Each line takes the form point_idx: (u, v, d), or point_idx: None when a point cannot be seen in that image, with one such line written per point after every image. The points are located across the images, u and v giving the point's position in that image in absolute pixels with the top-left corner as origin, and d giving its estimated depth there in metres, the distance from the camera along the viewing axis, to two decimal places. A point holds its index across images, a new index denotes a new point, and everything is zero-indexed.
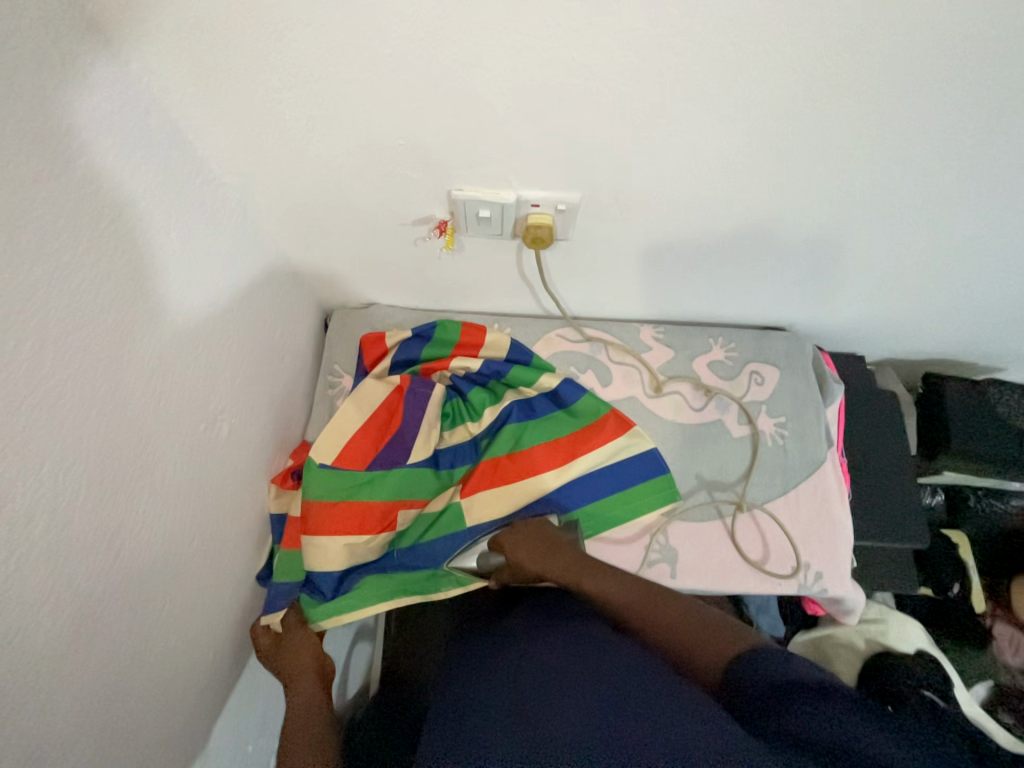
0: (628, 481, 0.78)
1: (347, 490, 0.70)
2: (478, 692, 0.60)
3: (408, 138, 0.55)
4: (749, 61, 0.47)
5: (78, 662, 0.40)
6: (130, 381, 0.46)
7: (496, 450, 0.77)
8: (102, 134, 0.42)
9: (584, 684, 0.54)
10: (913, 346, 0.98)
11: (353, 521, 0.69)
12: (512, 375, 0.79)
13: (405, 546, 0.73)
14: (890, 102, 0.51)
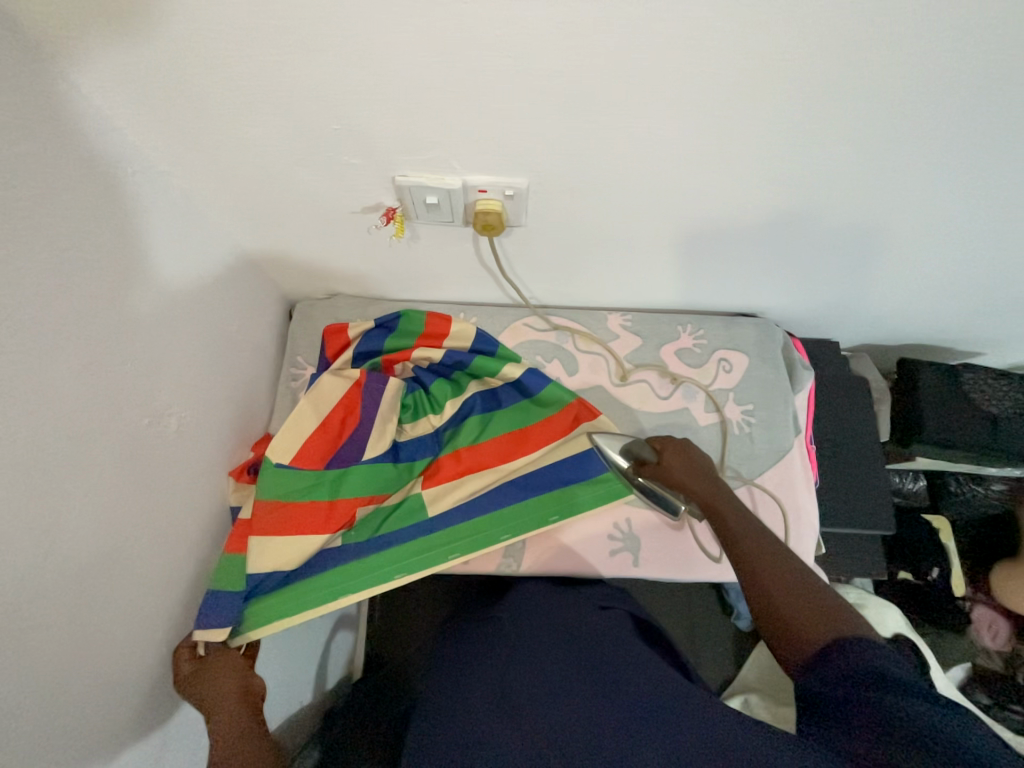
0: (590, 470, 0.77)
1: (301, 489, 0.70)
2: (471, 682, 0.59)
3: (343, 123, 0.54)
4: (679, 42, 0.45)
5: (5, 659, 0.40)
6: (58, 376, 0.45)
7: (457, 442, 0.78)
8: (18, 128, 0.41)
9: (574, 685, 0.55)
10: (888, 331, 0.97)
11: (308, 517, 0.69)
12: (474, 365, 0.79)
13: (363, 540, 0.72)
14: (828, 85, 0.49)
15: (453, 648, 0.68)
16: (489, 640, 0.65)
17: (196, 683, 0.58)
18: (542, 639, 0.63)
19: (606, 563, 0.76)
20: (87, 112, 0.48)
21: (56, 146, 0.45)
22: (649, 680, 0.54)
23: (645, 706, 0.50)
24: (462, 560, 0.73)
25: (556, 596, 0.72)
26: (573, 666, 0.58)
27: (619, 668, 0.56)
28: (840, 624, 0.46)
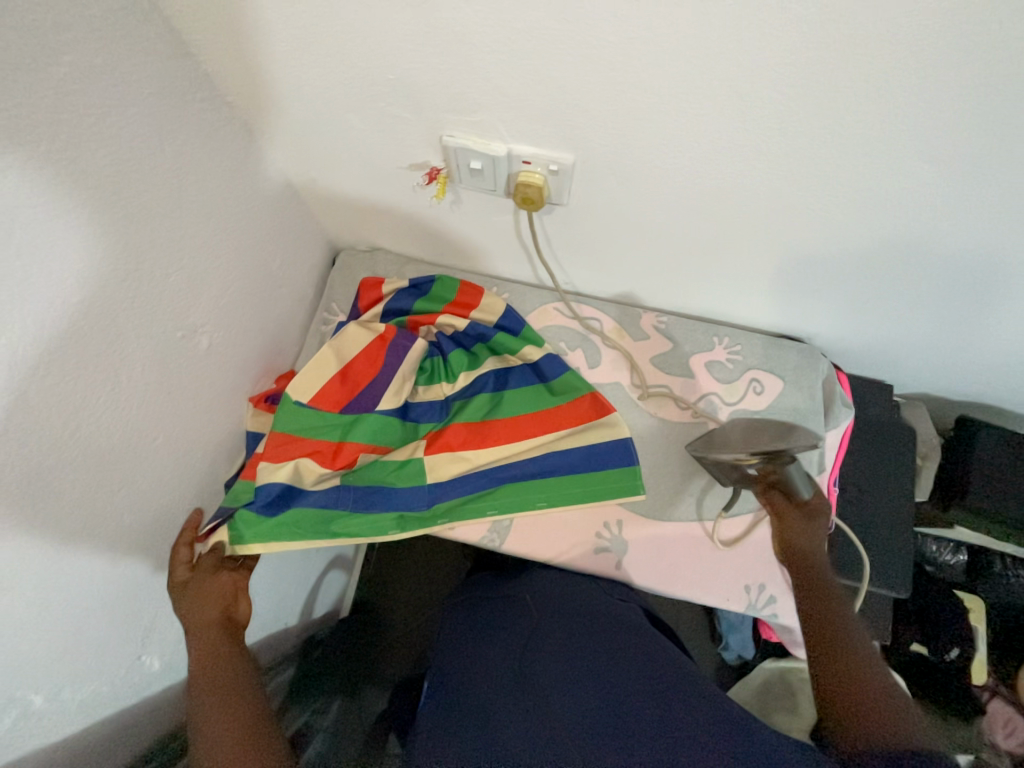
0: (592, 465, 0.76)
1: (319, 426, 0.73)
2: (487, 651, 0.63)
3: (395, 72, 0.54)
4: (749, 24, 0.42)
5: (24, 515, 0.45)
6: (104, 274, 0.48)
7: (468, 414, 0.78)
8: (100, 42, 0.44)
9: (587, 669, 0.56)
10: (954, 382, 0.87)
11: (317, 453, 0.73)
12: (496, 340, 0.79)
13: (361, 486, 0.73)
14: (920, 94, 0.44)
15: (478, 613, 0.72)
16: (512, 615, 0.68)
17: (188, 592, 0.62)
18: (567, 622, 0.64)
19: (589, 560, 0.75)
20: (166, 33, 0.50)
21: (134, 64, 0.47)
22: (668, 677, 0.54)
23: (659, 700, 0.51)
24: (451, 525, 0.75)
25: (584, 590, 0.71)
26: (600, 661, 0.57)
27: (645, 661, 0.57)
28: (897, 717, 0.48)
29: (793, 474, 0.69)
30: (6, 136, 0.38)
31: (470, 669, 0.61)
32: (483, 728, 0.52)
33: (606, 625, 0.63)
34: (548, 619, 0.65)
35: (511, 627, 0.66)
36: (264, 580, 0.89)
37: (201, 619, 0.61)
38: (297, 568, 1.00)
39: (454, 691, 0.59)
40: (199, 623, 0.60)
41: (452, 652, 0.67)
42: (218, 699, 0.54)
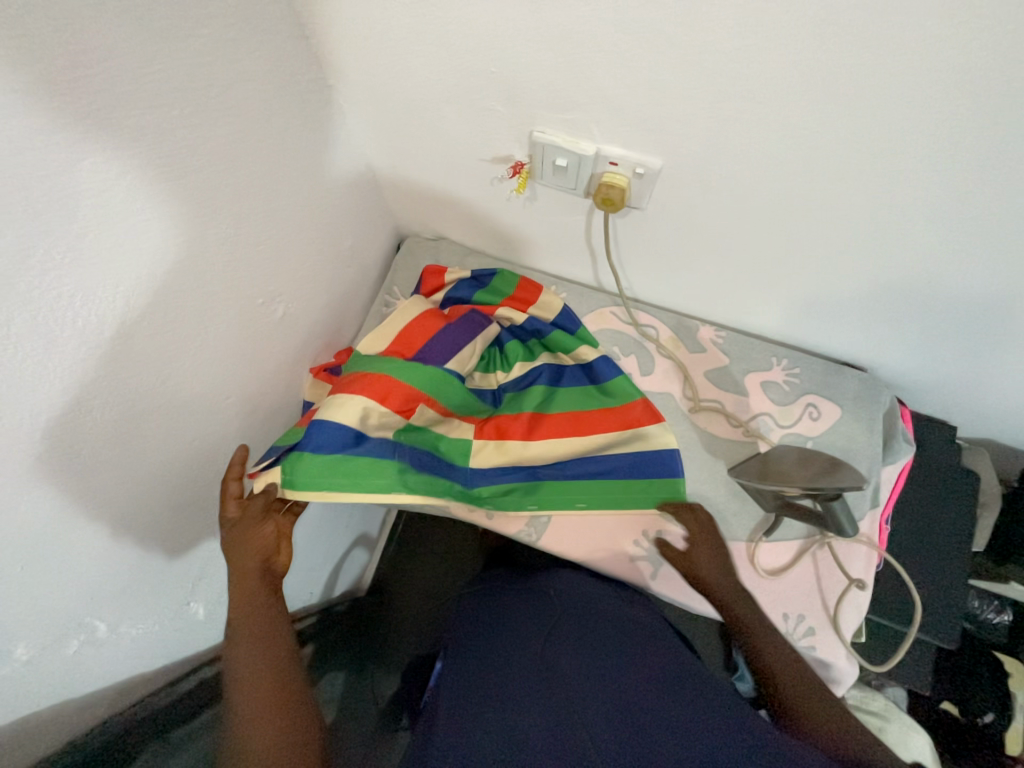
0: (637, 473, 0.75)
1: (387, 366, 0.70)
2: (511, 637, 0.64)
3: (497, 67, 0.55)
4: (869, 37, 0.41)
5: (115, 454, 0.48)
6: (209, 235, 0.51)
7: (521, 405, 0.79)
8: (235, 18, 0.47)
9: (605, 670, 0.56)
10: (1023, 430, 0.83)
11: (380, 392, 0.68)
12: (552, 338, 0.80)
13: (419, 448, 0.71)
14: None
15: (507, 598, 0.74)
16: (535, 604, 0.70)
17: (231, 535, 0.60)
18: (589, 624, 0.64)
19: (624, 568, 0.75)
20: (287, 14, 0.53)
21: (259, 40, 0.50)
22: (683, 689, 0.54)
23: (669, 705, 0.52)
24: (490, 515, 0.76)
25: (604, 598, 0.71)
26: (617, 664, 0.57)
27: (663, 674, 0.57)
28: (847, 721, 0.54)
29: (837, 511, 0.65)
30: (148, 99, 0.41)
31: (495, 660, 0.61)
32: (510, 721, 0.51)
33: (630, 635, 0.63)
34: (570, 614, 0.66)
35: (533, 617, 0.67)
36: (299, 548, 0.92)
37: (242, 568, 0.59)
38: (328, 539, 1.03)
39: (471, 683, 0.58)
40: (239, 571, 0.59)
41: (478, 631, 0.69)
42: (260, 649, 0.56)
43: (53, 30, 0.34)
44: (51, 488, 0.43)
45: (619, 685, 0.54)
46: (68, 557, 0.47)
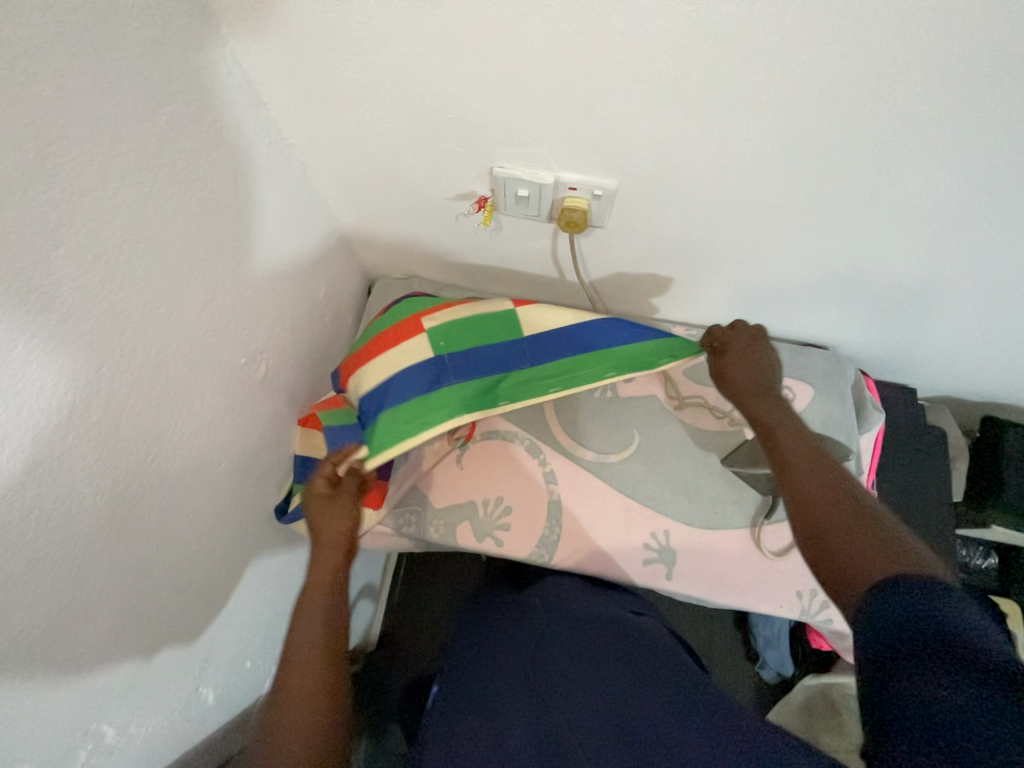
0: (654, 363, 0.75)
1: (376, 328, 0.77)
2: (501, 657, 0.63)
3: (452, 112, 0.58)
4: (786, 59, 0.46)
5: (112, 541, 0.46)
6: (186, 303, 0.51)
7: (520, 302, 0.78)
8: (192, 92, 0.48)
9: (595, 676, 0.55)
10: (974, 382, 0.89)
11: (388, 338, 0.73)
12: None
13: (455, 350, 0.72)
14: (943, 115, 0.48)
15: (496, 621, 0.72)
16: (524, 623, 0.69)
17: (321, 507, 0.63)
18: (579, 636, 0.63)
19: (639, 573, 0.76)
20: (242, 84, 0.55)
21: (217, 111, 0.51)
22: (678, 685, 0.53)
23: (659, 699, 0.50)
24: (498, 542, 0.77)
25: (592, 601, 0.72)
26: (609, 669, 0.56)
27: (656, 672, 0.56)
28: (906, 565, 0.41)
29: None
30: (117, 180, 0.41)
31: (485, 673, 0.61)
32: (494, 726, 0.51)
33: (619, 639, 0.63)
34: (561, 628, 0.65)
35: (523, 636, 0.66)
36: None
37: (331, 542, 0.61)
38: None
39: (462, 703, 0.58)
40: (328, 544, 0.61)
41: (471, 654, 0.67)
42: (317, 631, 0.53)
43: (22, 124, 0.34)
44: (48, 587, 0.40)
45: (613, 687, 0.53)
46: (68, 658, 0.44)
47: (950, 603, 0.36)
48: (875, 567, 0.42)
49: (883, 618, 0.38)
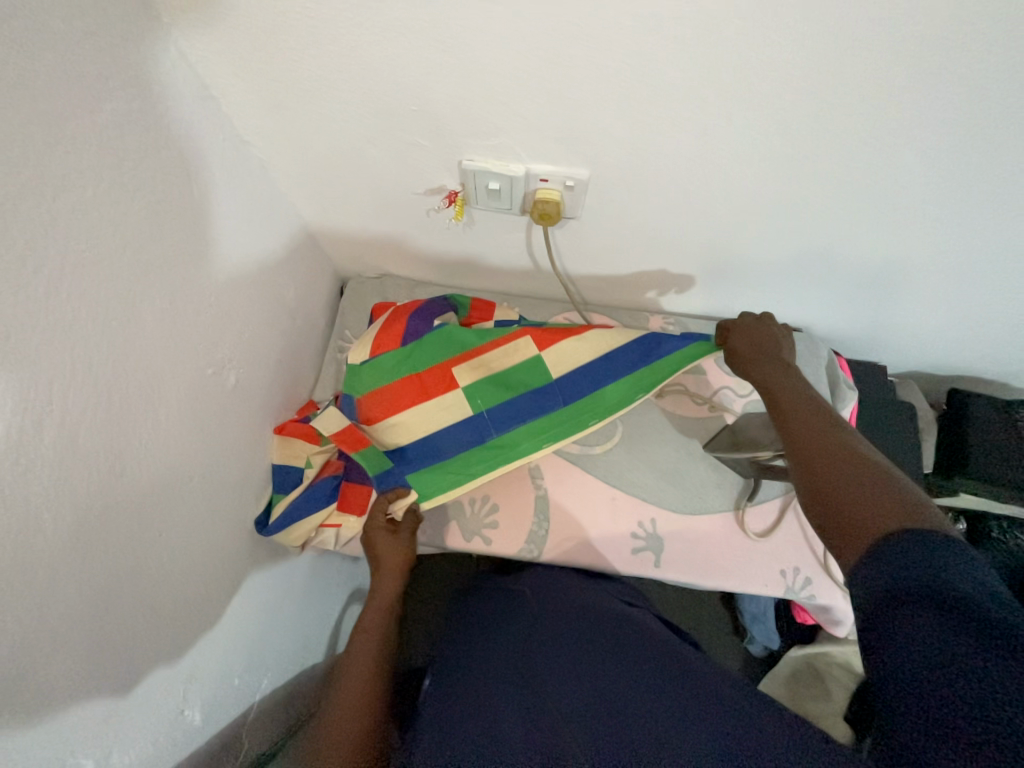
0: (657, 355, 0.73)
1: (395, 371, 0.74)
2: (490, 645, 0.63)
3: (417, 104, 0.56)
4: (750, 44, 0.46)
5: (77, 566, 0.43)
6: (143, 313, 0.49)
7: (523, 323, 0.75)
8: (133, 87, 0.45)
9: (586, 663, 0.55)
10: (940, 355, 0.92)
11: (414, 390, 0.73)
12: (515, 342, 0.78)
13: (492, 405, 0.73)
14: (905, 96, 0.49)
15: (483, 611, 0.72)
16: (514, 613, 0.69)
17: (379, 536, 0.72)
18: (569, 624, 0.64)
19: (629, 562, 0.76)
20: (189, 79, 0.52)
21: (163, 106, 0.48)
22: (670, 668, 0.54)
23: (649, 681, 0.51)
24: (486, 543, 0.76)
25: (580, 591, 0.72)
26: (601, 656, 0.57)
27: (646, 657, 0.56)
28: (909, 520, 0.42)
29: None
30: (54, 186, 0.39)
31: (474, 658, 0.61)
32: (484, 708, 0.51)
33: (609, 626, 0.63)
34: (551, 618, 0.66)
35: (512, 625, 0.66)
36: (293, 618, 0.86)
37: (392, 567, 0.71)
38: (321, 603, 0.97)
39: (451, 685, 0.58)
40: (390, 569, 0.70)
41: (459, 641, 0.67)
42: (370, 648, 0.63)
43: None
44: (9, 621, 0.38)
45: (605, 673, 0.54)
46: (39, 693, 0.42)
47: (948, 559, 0.38)
48: (879, 521, 0.43)
49: (887, 582, 0.39)
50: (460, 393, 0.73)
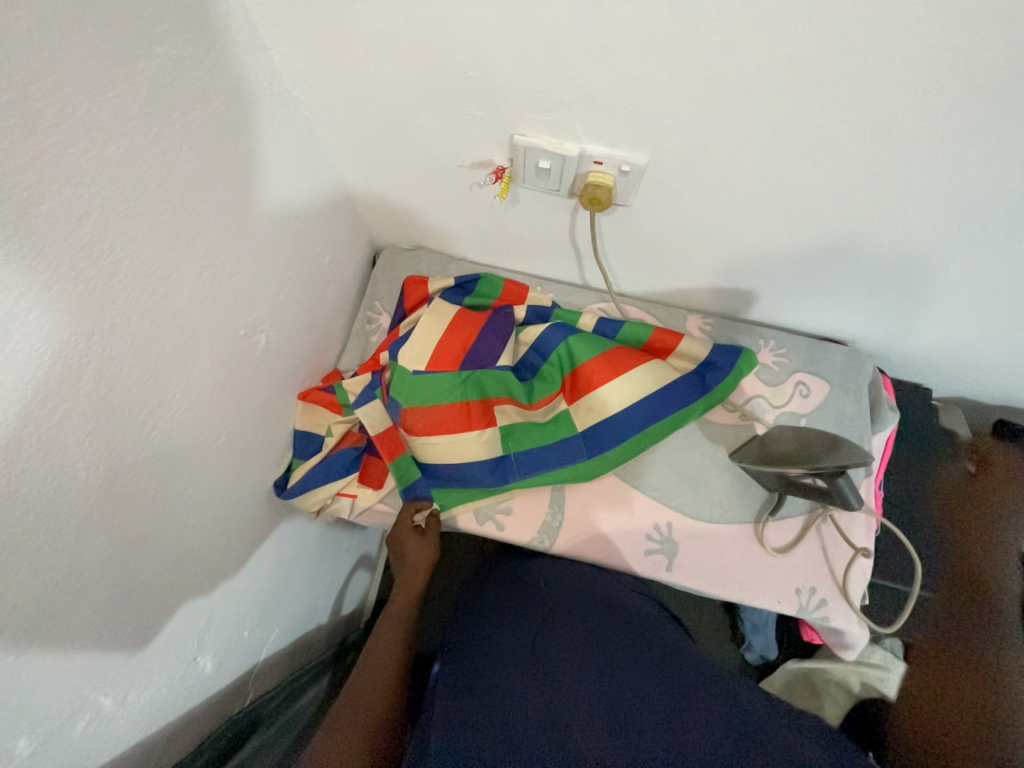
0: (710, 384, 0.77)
1: (446, 393, 0.75)
2: (502, 632, 0.63)
3: (476, 71, 0.53)
4: (852, 30, 0.41)
5: (106, 514, 0.44)
6: (183, 269, 0.48)
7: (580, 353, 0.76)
8: (186, 32, 0.43)
9: (597, 657, 0.55)
10: (990, 384, 0.87)
11: (457, 419, 0.75)
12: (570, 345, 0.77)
13: (523, 448, 0.76)
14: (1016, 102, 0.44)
15: (495, 599, 0.72)
16: (526, 602, 0.68)
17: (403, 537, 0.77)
18: (581, 616, 0.63)
19: (639, 563, 0.75)
20: (244, 28, 0.50)
21: (215, 54, 0.46)
22: (686, 672, 0.53)
23: (661, 683, 0.50)
24: (498, 527, 0.76)
25: (593, 585, 0.72)
26: (613, 650, 0.56)
27: (660, 657, 0.55)
28: None
29: (842, 487, 0.66)
30: (103, 132, 0.37)
31: (488, 647, 0.60)
32: (494, 706, 0.49)
33: (622, 622, 0.62)
34: (563, 609, 0.65)
35: (525, 613, 0.66)
36: (303, 579, 0.88)
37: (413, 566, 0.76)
38: (330, 567, 0.99)
39: (467, 673, 0.57)
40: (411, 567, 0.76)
41: (474, 628, 0.67)
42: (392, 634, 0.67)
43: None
44: (40, 562, 0.39)
45: (617, 668, 0.53)
46: (65, 632, 0.43)
47: None
48: None
49: None
50: (497, 430, 0.76)
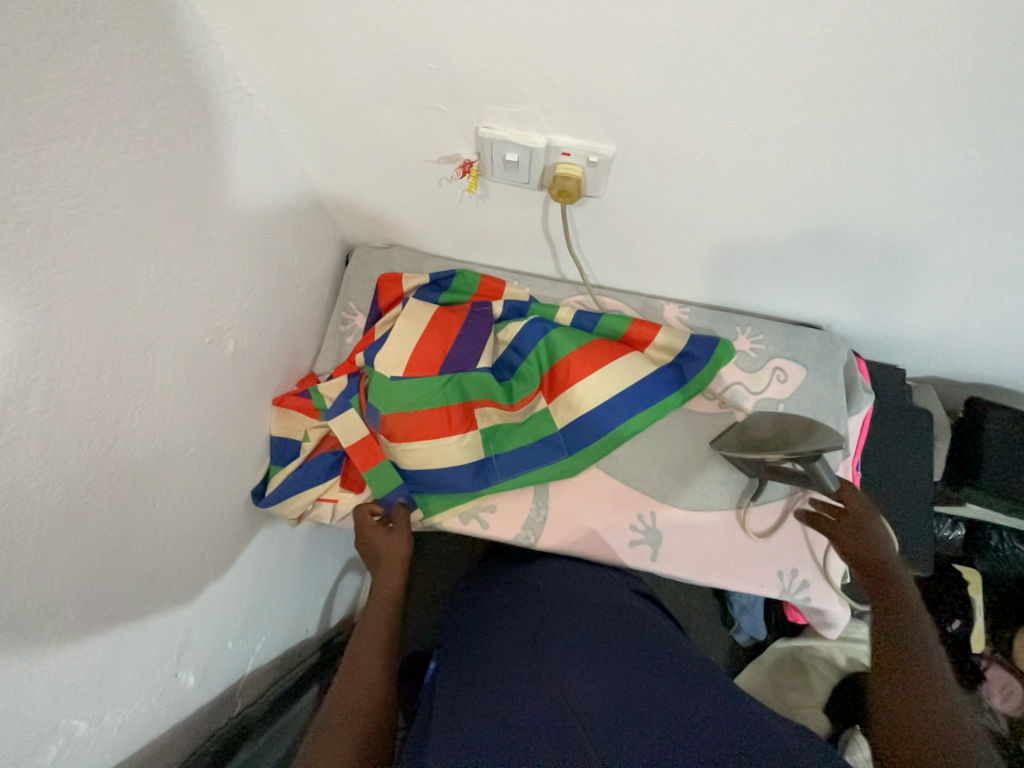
0: (688, 373, 0.77)
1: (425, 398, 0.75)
2: (500, 632, 0.63)
3: (436, 63, 0.51)
4: (810, 13, 0.41)
5: (66, 536, 0.43)
6: (137, 277, 0.46)
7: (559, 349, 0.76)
8: (125, 27, 0.41)
9: (594, 654, 0.55)
10: (962, 362, 0.89)
11: (435, 424, 0.74)
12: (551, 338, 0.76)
13: (504, 449, 0.75)
14: (975, 83, 0.44)
15: (491, 599, 0.72)
16: (523, 601, 0.68)
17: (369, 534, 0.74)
18: (578, 613, 0.63)
19: (625, 554, 0.75)
20: (190, 23, 0.47)
21: (159, 51, 0.44)
22: (677, 664, 0.54)
23: (652, 677, 0.51)
24: (482, 525, 0.76)
25: (588, 580, 0.72)
26: (609, 646, 0.56)
27: (652, 651, 0.56)
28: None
29: (820, 471, 0.66)
30: (37, 137, 0.35)
31: (487, 647, 0.60)
32: (498, 704, 0.49)
33: (618, 617, 0.63)
34: (559, 606, 0.65)
35: (522, 612, 0.66)
36: (288, 586, 0.87)
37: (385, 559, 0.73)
38: (316, 572, 0.98)
39: (463, 673, 0.57)
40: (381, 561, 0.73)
41: (470, 629, 0.67)
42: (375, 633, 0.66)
43: None
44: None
45: (613, 664, 0.53)
46: (28, 660, 0.41)
47: None
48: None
49: None
50: (478, 434, 0.76)
